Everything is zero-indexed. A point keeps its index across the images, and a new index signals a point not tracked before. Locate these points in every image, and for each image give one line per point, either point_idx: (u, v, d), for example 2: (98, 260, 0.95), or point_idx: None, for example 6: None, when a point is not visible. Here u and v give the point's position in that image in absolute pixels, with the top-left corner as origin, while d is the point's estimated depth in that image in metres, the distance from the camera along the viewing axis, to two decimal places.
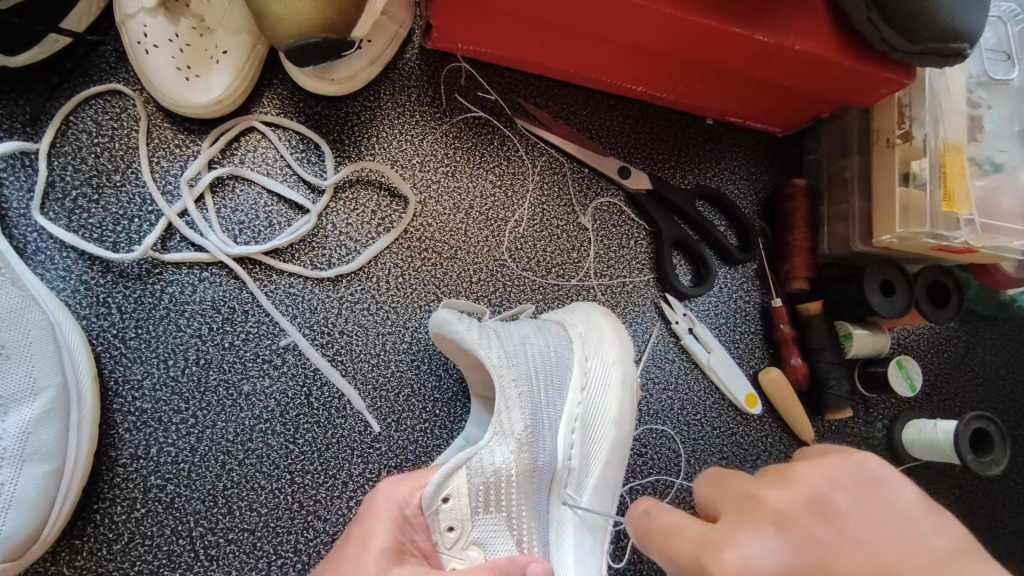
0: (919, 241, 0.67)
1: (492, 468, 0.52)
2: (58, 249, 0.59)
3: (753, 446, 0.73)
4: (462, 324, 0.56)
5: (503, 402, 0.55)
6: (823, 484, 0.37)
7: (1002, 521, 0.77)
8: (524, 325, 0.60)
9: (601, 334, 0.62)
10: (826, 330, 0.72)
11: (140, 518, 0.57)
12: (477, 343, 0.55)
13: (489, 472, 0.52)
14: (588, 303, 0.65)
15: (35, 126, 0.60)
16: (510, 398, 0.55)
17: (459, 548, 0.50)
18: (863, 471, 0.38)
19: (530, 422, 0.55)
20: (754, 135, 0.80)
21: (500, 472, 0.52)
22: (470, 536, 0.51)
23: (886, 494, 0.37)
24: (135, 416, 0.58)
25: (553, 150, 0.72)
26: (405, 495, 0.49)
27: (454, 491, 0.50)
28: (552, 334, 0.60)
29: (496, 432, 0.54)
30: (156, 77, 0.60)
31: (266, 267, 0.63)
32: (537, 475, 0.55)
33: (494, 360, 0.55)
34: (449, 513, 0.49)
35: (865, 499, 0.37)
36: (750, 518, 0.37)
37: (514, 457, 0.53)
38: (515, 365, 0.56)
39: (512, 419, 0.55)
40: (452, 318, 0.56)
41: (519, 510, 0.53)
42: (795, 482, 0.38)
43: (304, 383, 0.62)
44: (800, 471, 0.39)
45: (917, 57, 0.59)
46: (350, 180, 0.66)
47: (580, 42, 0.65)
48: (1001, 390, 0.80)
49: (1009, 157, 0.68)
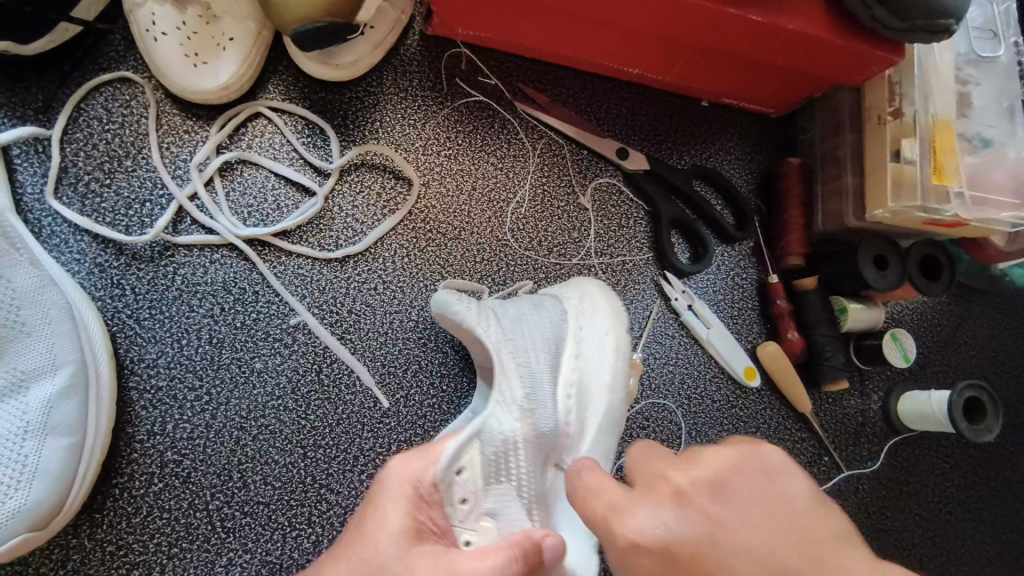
0: (911, 215, 0.69)
1: (499, 437, 0.54)
2: (72, 233, 0.61)
3: (752, 418, 0.75)
4: (462, 306, 0.59)
5: (501, 375, 0.57)
6: (723, 466, 0.38)
7: (995, 489, 0.79)
8: (522, 301, 0.62)
9: (596, 305, 0.64)
10: (821, 305, 0.74)
11: (157, 493, 0.58)
12: (476, 322, 0.58)
13: (497, 441, 0.54)
14: (584, 278, 0.67)
15: (47, 113, 0.61)
16: (505, 371, 0.57)
17: (472, 519, 0.51)
18: (771, 461, 0.39)
19: (530, 393, 0.57)
20: (748, 117, 0.82)
21: (507, 441, 0.54)
22: (484, 506, 0.52)
23: (785, 485, 0.38)
24: (151, 394, 0.60)
25: (552, 132, 0.74)
26: (417, 473, 0.49)
27: (468, 463, 0.52)
28: (547, 306, 0.62)
29: (496, 403, 0.56)
30: (165, 64, 0.62)
31: (275, 249, 0.65)
32: (541, 441, 0.56)
33: (489, 340, 0.57)
34: (463, 485, 0.51)
35: (764, 487, 0.38)
36: (652, 492, 0.39)
37: (515, 425, 0.55)
38: (511, 341, 0.58)
39: (511, 388, 0.57)
40: (450, 299, 0.59)
41: (528, 480, 0.54)
42: (698, 461, 0.39)
43: (314, 361, 0.63)
44: (707, 451, 0.40)
45: (906, 34, 0.61)
46: (356, 163, 0.68)
47: (577, 26, 0.67)
48: (994, 362, 0.82)
49: (997, 131, 0.70)
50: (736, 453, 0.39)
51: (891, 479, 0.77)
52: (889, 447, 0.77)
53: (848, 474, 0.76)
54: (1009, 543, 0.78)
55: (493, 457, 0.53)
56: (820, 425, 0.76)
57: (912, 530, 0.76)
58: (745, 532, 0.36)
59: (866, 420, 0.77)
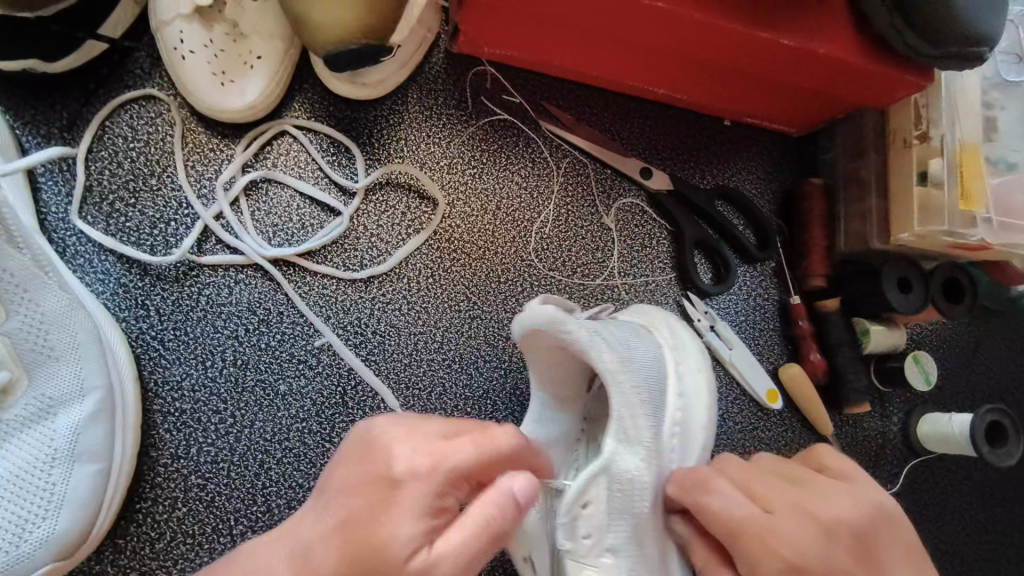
0: (936, 238, 0.69)
1: (626, 475, 0.51)
2: (97, 253, 0.60)
3: (774, 440, 0.75)
4: (576, 326, 0.52)
5: (625, 409, 0.52)
6: (864, 515, 0.50)
7: (1014, 512, 0.79)
8: (624, 328, 0.58)
9: (688, 341, 0.62)
10: (844, 327, 0.74)
11: (181, 518, 0.58)
12: (592, 345, 0.52)
13: (626, 479, 0.51)
14: (653, 305, 0.67)
15: (72, 130, 0.61)
16: (632, 405, 0.52)
17: (594, 554, 0.51)
18: (886, 506, 0.52)
19: (651, 430, 0.53)
20: (770, 136, 0.81)
21: (636, 478, 0.51)
22: (605, 542, 0.51)
23: (884, 511, 0.51)
24: (175, 417, 0.59)
25: (576, 152, 0.74)
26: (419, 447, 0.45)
27: (593, 498, 0.50)
28: (647, 338, 0.59)
29: (619, 439, 0.52)
30: (192, 82, 0.61)
31: (300, 269, 0.64)
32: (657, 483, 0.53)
33: (614, 371, 0.52)
34: (587, 520, 0.50)
35: (886, 530, 0.51)
36: (803, 521, 0.49)
37: (645, 465, 0.52)
38: (633, 374, 0.53)
39: (634, 423, 0.52)
40: (559, 314, 0.52)
41: (646, 521, 0.52)
42: (836, 498, 0.51)
43: (339, 383, 0.63)
44: (837, 491, 0.51)
45: (938, 61, 0.61)
46: (380, 182, 0.68)
47: (606, 46, 0.67)
48: (1012, 384, 0.82)
49: (1023, 156, 0.70)
50: (869, 504, 0.51)
51: (911, 502, 0.76)
52: (910, 470, 0.77)
53: None
54: None
55: (623, 497, 0.51)
56: (840, 447, 0.76)
57: (932, 553, 0.76)
58: (824, 508, 0.50)
59: (886, 442, 0.77)
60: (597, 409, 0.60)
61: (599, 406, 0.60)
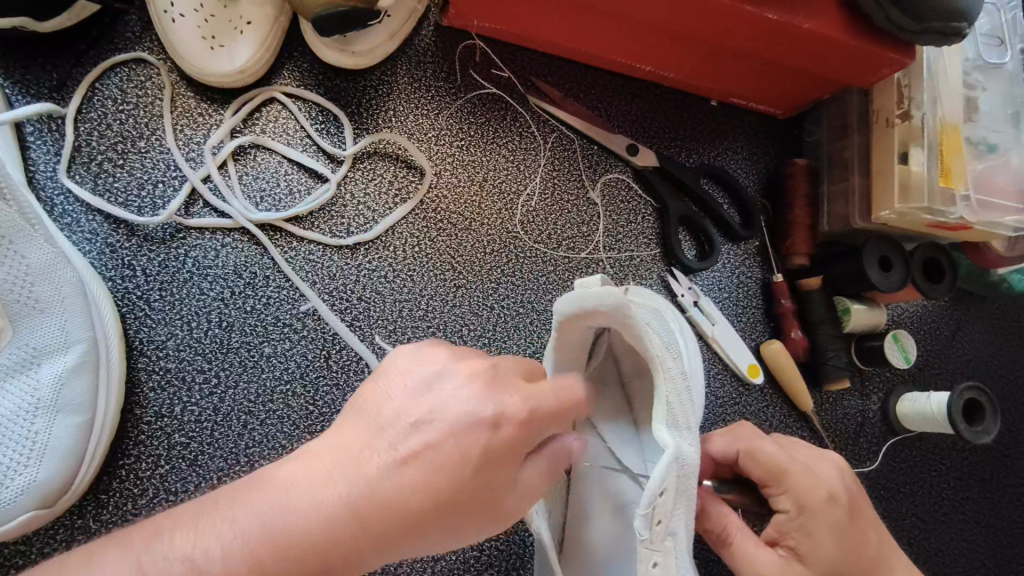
0: (916, 216, 0.70)
1: (687, 461, 0.49)
2: (84, 212, 0.60)
3: (755, 416, 0.75)
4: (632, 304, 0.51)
5: (672, 392, 0.51)
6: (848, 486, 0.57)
7: (990, 492, 0.80)
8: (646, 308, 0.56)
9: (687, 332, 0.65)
10: (825, 304, 0.75)
11: (164, 475, 0.58)
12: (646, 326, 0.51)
13: (686, 466, 0.49)
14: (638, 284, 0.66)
15: (61, 91, 0.61)
16: (678, 388, 0.52)
17: (658, 541, 0.48)
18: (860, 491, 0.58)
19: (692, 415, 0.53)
20: (756, 117, 0.82)
21: (692, 463, 0.50)
22: (668, 526, 0.49)
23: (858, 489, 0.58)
24: (159, 376, 0.60)
25: (564, 127, 0.74)
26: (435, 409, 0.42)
27: (667, 487, 0.47)
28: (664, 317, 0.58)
29: (668, 425, 0.50)
30: (183, 46, 0.62)
31: (286, 234, 0.65)
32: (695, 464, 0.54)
33: (659, 351, 0.51)
34: (662, 509, 0.47)
35: (860, 501, 0.57)
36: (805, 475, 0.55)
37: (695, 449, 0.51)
38: (675, 359, 0.53)
39: (682, 410, 0.51)
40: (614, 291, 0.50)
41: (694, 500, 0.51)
42: (823, 467, 0.57)
43: (323, 346, 0.64)
44: (827, 462, 0.58)
45: (920, 37, 0.62)
46: (368, 151, 0.68)
47: (594, 21, 0.67)
48: (991, 366, 0.83)
49: (1003, 138, 0.71)
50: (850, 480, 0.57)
51: (889, 479, 0.77)
52: (888, 448, 0.78)
53: None
54: (1002, 545, 0.79)
55: (685, 482, 0.49)
56: (820, 424, 0.77)
57: (909, 529, 0.77)
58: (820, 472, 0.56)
59: (865, 420, 0.78)
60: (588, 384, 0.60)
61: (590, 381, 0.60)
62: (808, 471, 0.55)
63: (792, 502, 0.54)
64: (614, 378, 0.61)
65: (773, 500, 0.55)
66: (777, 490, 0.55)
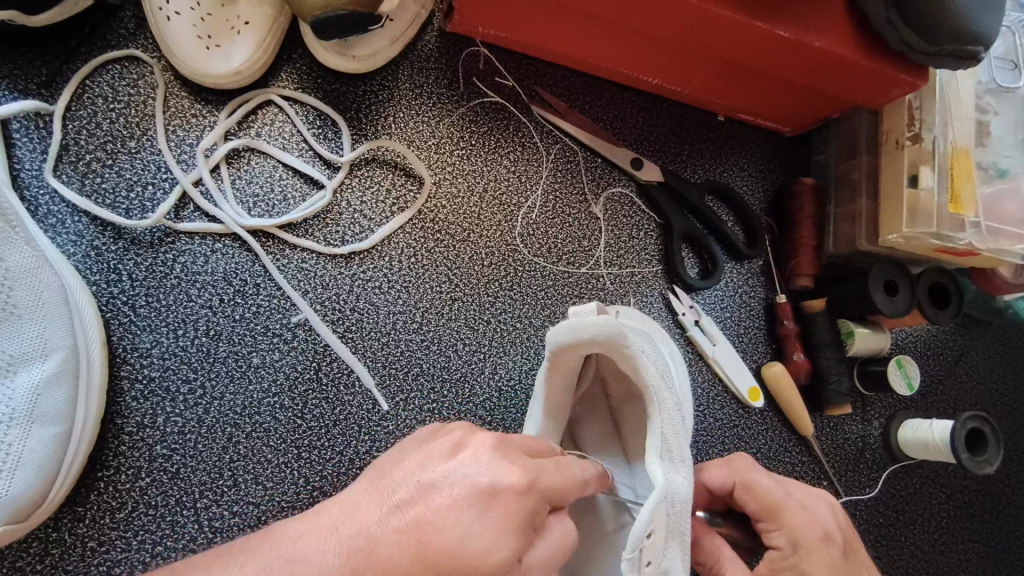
0: (924, 241, 0.69)
1: (676, 496, 0.48)
2: (70, 213, 0.59)
3: (754, 439, 0.74)
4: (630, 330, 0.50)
5: (667, 423, 0.50)
6: (840, 523, 0.55)
7: (991, 521, 0.79)
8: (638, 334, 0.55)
9: (674, 348, 0.64)
10: (829, 327, 0.73)
11: (143, 488, 0.56)
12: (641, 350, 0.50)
13: (674, 501, 0.48)
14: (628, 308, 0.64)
15: (51, 88, 0.60)
16: (673, 420, 0.50)
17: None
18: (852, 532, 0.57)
19: (685, 444, 0.52)
20: (763, 134, 0.81)
21: (682, 499, 0.48)
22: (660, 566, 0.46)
23: (849, 527, 0.57)
24: (142, 384, 0.58)
25: (567, 138, 0.73)
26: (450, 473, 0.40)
27: (656, 525, 0.45)
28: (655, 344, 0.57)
29: (661, 458, 0.49)
30: (177, 44, 0.60)
31: (279, 241, 0.63)
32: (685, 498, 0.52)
33: (655, 382, 0.50)
34: (652, 549, 0.45)
35: (853, 539, 0.56)
36: (800, 510, 0.54)
37: (687, 482, 0.50)
38: (668, 387, 0.52)
39: (671, 442, 0.50)
40: (612, 319, 0.50)
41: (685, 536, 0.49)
42: (816, 501, 0.56)
43: (313, 359, 0.62)
44: (819, 497, 0.56)
45: (933, 58, 0.60)
46: (366, 158, 0.66)
47: (600, 32, 0.66)
48: (995, 394, 0.81)
49: (1013, 163, 0.70)
50: (843, 518, 0.56)
51: (888, 507, 0.76)
52: (888, 475, 0.77)
53: (847, 500, 0.75)
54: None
55: (676, 518, 0.48)
56: (820, 449, 0.75)
57: (907, 558, 0.75)
58: (815, 508, 0.55)
59: (866, 446, 0.77)
60: (580, 409, 0.60)
61: (581, 408, 0.60)
62: (802, 508, 0.54)
63: (788, 539, 0.53)
64: (605, 402, 0.60)
65: (769, 536, 0.54)
66: (772, 527, 0.54)
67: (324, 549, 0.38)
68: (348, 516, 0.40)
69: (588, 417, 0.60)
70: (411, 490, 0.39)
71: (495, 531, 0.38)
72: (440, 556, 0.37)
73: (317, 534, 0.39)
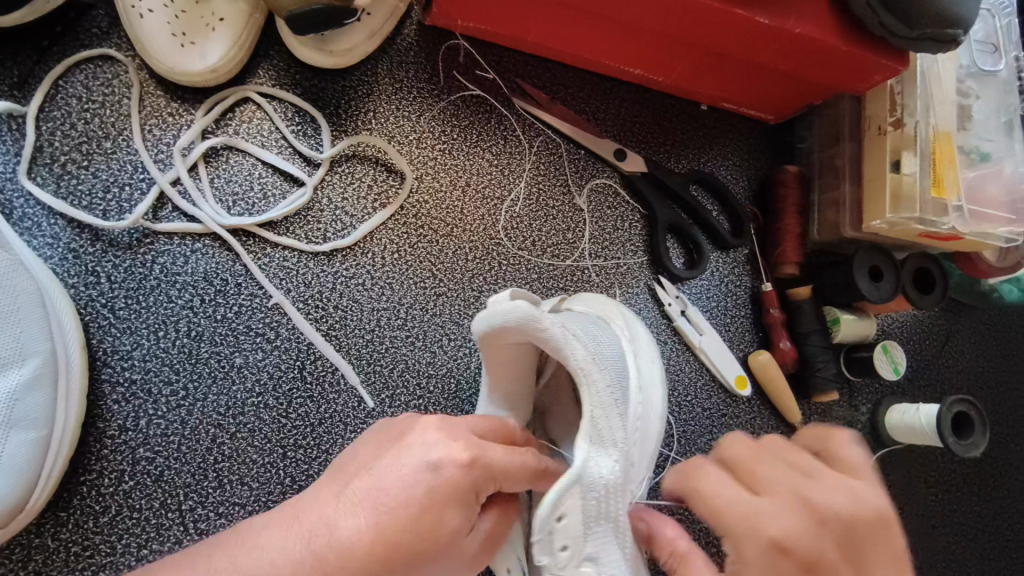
0: (908, 227, 0.69)
1: (602, 482, 0.46)
2: (46, 216, 0.58)
3: (742, 428, 0.74)
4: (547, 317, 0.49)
5: (597, 406, 0.49)
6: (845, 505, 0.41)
7: (979, 504, 0.79)
8: (581, 322, 0.54)
9: (638, 331, 0.59)
10: (814, 314, 0.73)
11: (127, 491, 0.56)
12: (563, 338, 0.49)
13: (599, 486, 0.46)
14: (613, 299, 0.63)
15: (23, 89, 0.59)
16: (604, 402, 0.49)
17: (572, 566, 0.46)
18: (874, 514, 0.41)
19: (625, 424, 0.50)
20: (746, 122, 0.81)
21: (610, 485, 0.47)
22: (584, 552, 0.47)
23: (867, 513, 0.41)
24: (123, 387, 0.57)
25: (550, 131, 0.72)
26: (395, 461, 0.43)
27: (569, 509, 0.45)
28: (605, 331, 0.55)
29: (593, 442, 0.48)
30: (152, 43, 0.60)
31: (260, 240, 0.62)
32: (631, 479, 0.50)
33: (582, 363, 0.49)
34: (564, 532, 0.45)
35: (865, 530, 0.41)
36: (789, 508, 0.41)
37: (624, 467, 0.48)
38: (603, 369, 0.50)
39: (607, 424, 0.49)
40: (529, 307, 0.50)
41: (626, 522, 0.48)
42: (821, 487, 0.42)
43: (298, 357, 0.61)
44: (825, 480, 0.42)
45: (913, 42, 0.60)
46: (347, 154, 0.66)
47: (581, 22, 0.65)
48: (981, 377, 0.82)
49: (995, 147, 0.70)
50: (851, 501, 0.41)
51: None
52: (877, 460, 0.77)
53: None
54: (989, 559, 0.78)
55: (605, 504, 0.47)
56: (807, 436, 0.75)
57: None
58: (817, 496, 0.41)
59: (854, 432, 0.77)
60: (548, 397, 0.60)
61: (551, 395, 0.60)
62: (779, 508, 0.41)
63: None
64: (572, 392, 0.59)
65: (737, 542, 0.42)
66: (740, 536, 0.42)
67: (283, 537, 0.41)
68: (307, 504, 0.43)
69: (555, 406, 0.60)
70: (362, 478, 0.43)
71: (441, 507, 0.42)
72: (389, 543, 0.40)
73: (278, 525, 0.42)
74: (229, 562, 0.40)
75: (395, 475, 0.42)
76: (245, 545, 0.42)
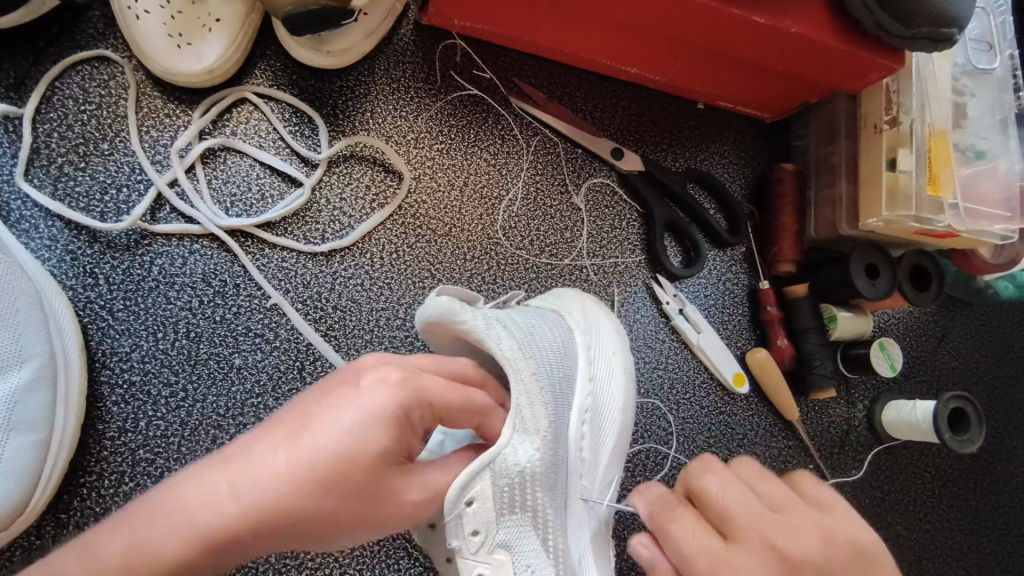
0: (903, 224, 0.69)
1: (517, 469, 0.48)
2: (44, 218, 0.58)
3: (740, 425, 0.74)
4: (467, 313, 0.50)
5: (523, 397, 0.50)
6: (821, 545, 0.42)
7: (975, 500, 0.80)
8: (528, 314, 0.56)
9: (599, 324, 0.60)
10: (812, 312, 0.73)
11: (127, 493, 0.56)
12: (484, 332, 0.50)
13: (514, 473, 0.47)
14: (579, 291, 0.64)
15: (19, 90, 0.59)
16: (530, 393, 0.50)
17: (484, 552, 0.48)
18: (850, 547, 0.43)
19: (552, 415, 0.52)
20: (743, 121, 0.81)
21: (527, 472, 0.48)
22: (496, 539, 0.48)
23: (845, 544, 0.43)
24: (123, 389, 0.57)
25: (547, 130, 0.72)
26: (333, 401, 0.41)
27: (478, 495, 0.46)
28: (553, 321, 0.57)
29: (518, 432, 0.48)
30: (149, 44, 0.59)
31: (258, 240, 0.62)
32: (556, 470, 0.52)
33: (508, 355, 0.50)
34: (475, 517, 0.46)
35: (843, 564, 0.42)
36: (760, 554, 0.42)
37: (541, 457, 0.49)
38: (531, 359, 0.52)
39: (535, 413, 0.50)
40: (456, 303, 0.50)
41: (544, 509, 0.50)
42: (798, 528, 0.43)
43: (297, 358, 0.61)
44: (801, 521, 0.43)
45: (909, 41, 0.60)
46: (344, 154, 0.66)
47: (577, 21, 0.65)
48: (977, 373, 0.82)
49: (990, 145, 0.71)
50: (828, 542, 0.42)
51: (874, 488, 0.77)
52: (874, 457, 0.77)
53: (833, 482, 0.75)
54: (986, 555, 0.79)
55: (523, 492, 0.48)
56: (805, 433, 0.75)
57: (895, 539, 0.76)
58: (791, 541, 0.42)
59: (851, 429, 0.77)
60: None
61: None
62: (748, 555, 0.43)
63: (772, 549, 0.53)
64: None
65: None
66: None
67: (206, 486, 0.37)
68: (233, 450, 0.39)
69: None
70: (299, 422, 0.40)
71: (378, 447, 0.40)
72: (323, 482, 0.38)
73: (199, 473, 0.38)
74: (146, 518, 0.37)
75: (332, 418, 0.40)
76: (165, 500, 0.38)
